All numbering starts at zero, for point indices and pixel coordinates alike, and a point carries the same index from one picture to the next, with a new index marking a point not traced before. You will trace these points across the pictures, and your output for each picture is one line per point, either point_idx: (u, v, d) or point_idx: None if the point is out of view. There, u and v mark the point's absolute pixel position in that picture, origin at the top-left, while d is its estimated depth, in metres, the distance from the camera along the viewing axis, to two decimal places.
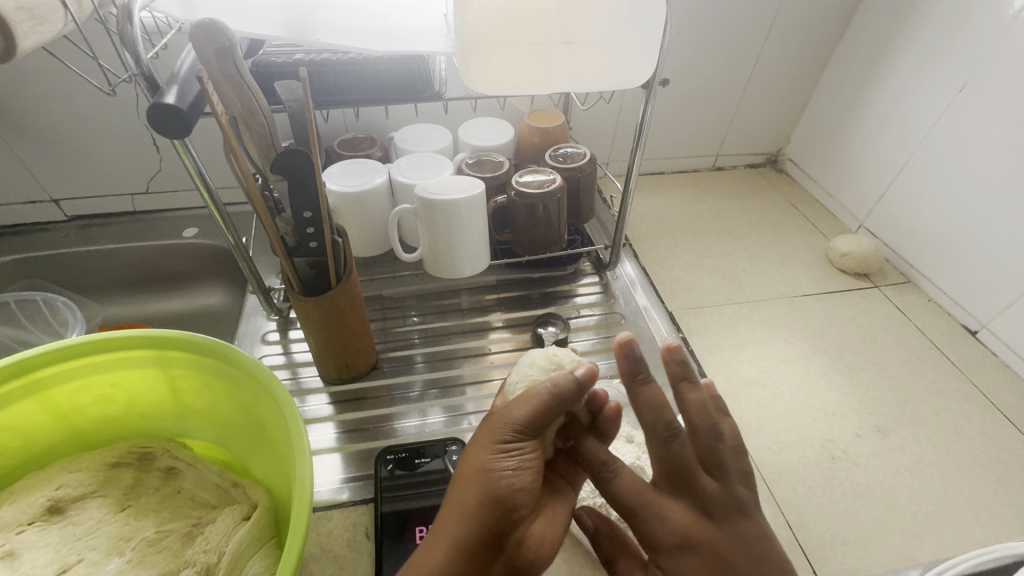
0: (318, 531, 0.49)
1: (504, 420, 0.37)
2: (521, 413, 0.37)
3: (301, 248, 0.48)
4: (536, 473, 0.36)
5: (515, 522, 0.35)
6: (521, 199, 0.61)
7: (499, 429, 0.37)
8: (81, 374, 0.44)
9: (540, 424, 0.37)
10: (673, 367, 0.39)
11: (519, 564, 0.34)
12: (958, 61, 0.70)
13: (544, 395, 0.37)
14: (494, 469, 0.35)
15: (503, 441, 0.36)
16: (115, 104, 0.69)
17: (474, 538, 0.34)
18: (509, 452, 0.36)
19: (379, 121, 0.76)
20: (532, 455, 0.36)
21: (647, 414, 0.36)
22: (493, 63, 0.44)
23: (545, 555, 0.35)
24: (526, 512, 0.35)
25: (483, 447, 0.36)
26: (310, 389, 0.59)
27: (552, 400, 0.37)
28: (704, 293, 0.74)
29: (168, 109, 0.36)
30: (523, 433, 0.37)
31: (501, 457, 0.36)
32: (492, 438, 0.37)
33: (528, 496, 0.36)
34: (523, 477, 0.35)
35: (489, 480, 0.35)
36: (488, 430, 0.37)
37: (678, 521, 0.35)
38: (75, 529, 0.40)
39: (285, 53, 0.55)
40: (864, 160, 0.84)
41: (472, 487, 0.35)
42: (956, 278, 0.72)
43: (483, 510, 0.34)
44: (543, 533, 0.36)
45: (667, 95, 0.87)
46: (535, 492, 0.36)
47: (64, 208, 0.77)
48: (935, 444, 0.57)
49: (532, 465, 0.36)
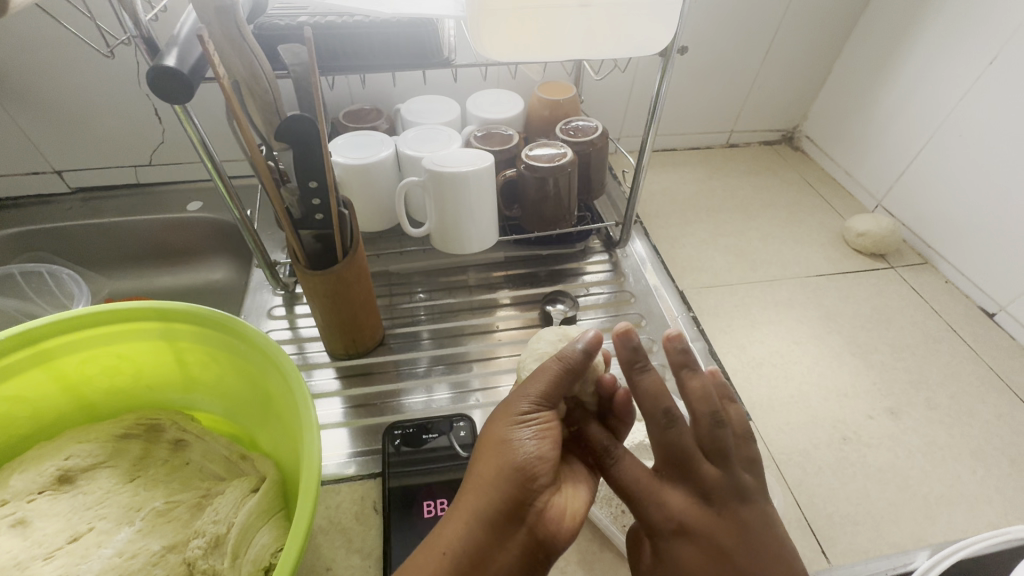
0: (326, 504, 0.49)
1: (521, 394, 0.38)
2: (534, 386, 0.38)
3: (306, 221, 0.47)
4: (554, 443, 0.36)
5: (535, 494, 0.35)
6: (531, 172, 0.60)
7: (516, 405, 0.38)
8: (88, 345, 0.44)
9: (555, 395, 0.38)
10: (674, 355, 0.40)
11: (541, 534, 0.34)
12: (989, 33, 0.66)
13: (554, 366, 0.38)
14: (514, 441, 0.36)
15: (520, 415, 0.37)
16: (115, 69, 0.67)
17: (496, 509, 0.34)
18: (526, 424, 0.37)
19: (386, 90, 0.74)
20: (548, 427, 0.37)
21: (645, 401, 0.37)
22: (503, 25, 0.42)
23: (565, 527, 0.35)
24: (546, 482, 0.36)
25: (501, 421, 0.37)
26: (316, 363, 0.59)
27: (563, 370, 0.38)
28: (716, 272, 0.73)
29: (169, 72, 0.35)
30: (539, 406, 0.37)
31: (519, 429, 0.36)
32: (510, 414, 0.37)
33: (547, 466, 0.36)
34: (542, 448, 0.36)
35: (508, 451, 0.35)
36: (507, 407, 0.38)
37: (681, 509, 0.35)
38: (85, 498, 0.40)
39: (291, 15, 0.52)
40: (884, 136, 0.82)
41: (491, 460, 0.36)
42: (978, 260, 0.70)
43: (503, 481, 0.34)
44: (564, 505, 0.36)
45: (683, 66, 0.84)
46: (553, 464, 0.36)
47: (67, 180, 0.76)
48: (948, 426, 0.57)
49: (550, 436, 0.36)
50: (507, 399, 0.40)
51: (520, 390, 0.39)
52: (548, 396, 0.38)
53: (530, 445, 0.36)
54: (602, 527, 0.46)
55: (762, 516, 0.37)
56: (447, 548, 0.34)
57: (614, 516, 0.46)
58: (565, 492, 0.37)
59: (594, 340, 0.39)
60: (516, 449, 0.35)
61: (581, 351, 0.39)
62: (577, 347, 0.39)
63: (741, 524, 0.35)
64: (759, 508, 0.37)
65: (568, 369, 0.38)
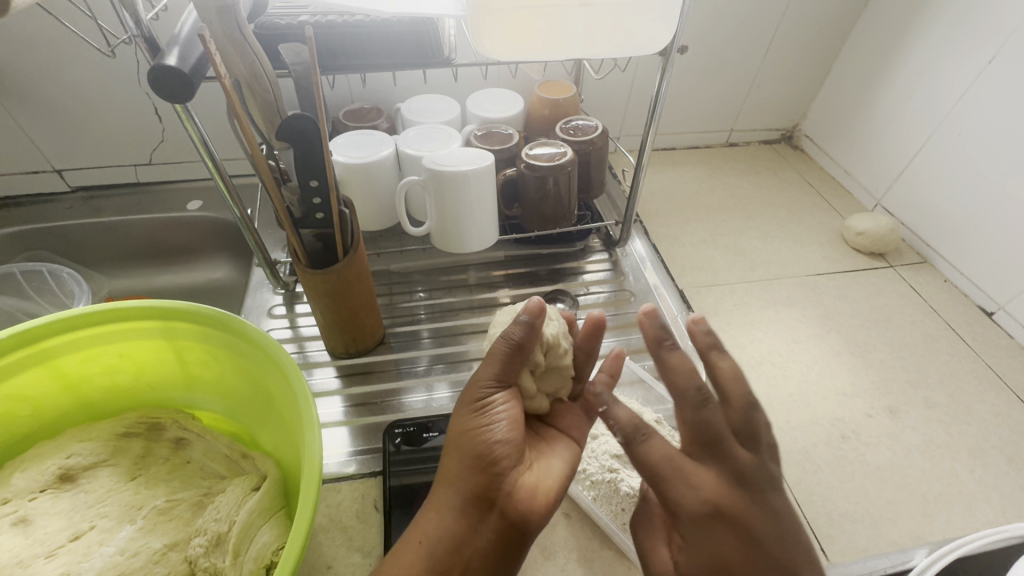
0: (327, 503, 0.49)
1: (476, 381, 0.39)
2: (486, 371, 0.38)
3: (307, 220, 0.47)
4: (515, 424, 0.37)
5: (501, 476, 0.35)
6: (531, 171, 0.60)
7: (471, 391, 0.38)
8: (89, 344, 0.44)
9: (508, 375, 0.39)
10: (702, 337, 0.39)
11: (512, 515, 0.35)
12: (988, 33, 0.66)
13: (502, 346, 0.39)
14: (473, 427, 0.37)
15: (477, 402, 0.38)
16: (115, 68, 0.67)
17: (462, 496, 0.35)
18: (485, 410, 0.37)
19: (387, 89, 0.74)
20: (506, 409, 0.37)
21: (677, 379, 0.37)
22: (503, 24, 0.42)
23: (538, 504, 0.35)
24: (512, 463, 0.36)
25: (460, 409, 0.38)
26: (316, 362, 0.59)
27: (510, 348, 0.38)
28: (716, 271, 0.73)
29: (170, 71, 0.35)
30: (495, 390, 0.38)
31: (479, 416, 0.37)
32: (467, 402, 0.38)
33: (511, 447, 0.36)
34: (502, 431, 0.36)
35: (468, 438, 0.36)
36: (465, 394, 0.39)
37: (712, 492, 0.34)
38: (86, 497, 0.40)
39: (291, 14, 0.52)
40: (883, 136, 0.82)
41: (454, 449, 0.37)
42: (977, 259, 0.70)
43: (465, 468, 0.35)
44: (534, 482, 0.36)
45: (683, 65, 0.85)
46: (519, 443, 0.37)
47: (67, 179, 0.76)
48: (947, 425, 0.57)
49: (508, 417, 0.37)
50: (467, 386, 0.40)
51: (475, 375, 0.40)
52: (504, 376, 0.39)
53: (489, 429, 0.36)
54: (602, 526, 0.46)
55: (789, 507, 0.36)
56: (424, 537, 0.35)
57: (614, 514, 0.46)
58: (535, 470, 0.38)
59: (538, 309, 0.39)
60: (474, 434, 0.36)
61: (524, 323, 0.39)
62: (520, 319, 0.39)
63: (771, 511, 0.35)
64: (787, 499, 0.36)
65: (515, 346, 0.38)
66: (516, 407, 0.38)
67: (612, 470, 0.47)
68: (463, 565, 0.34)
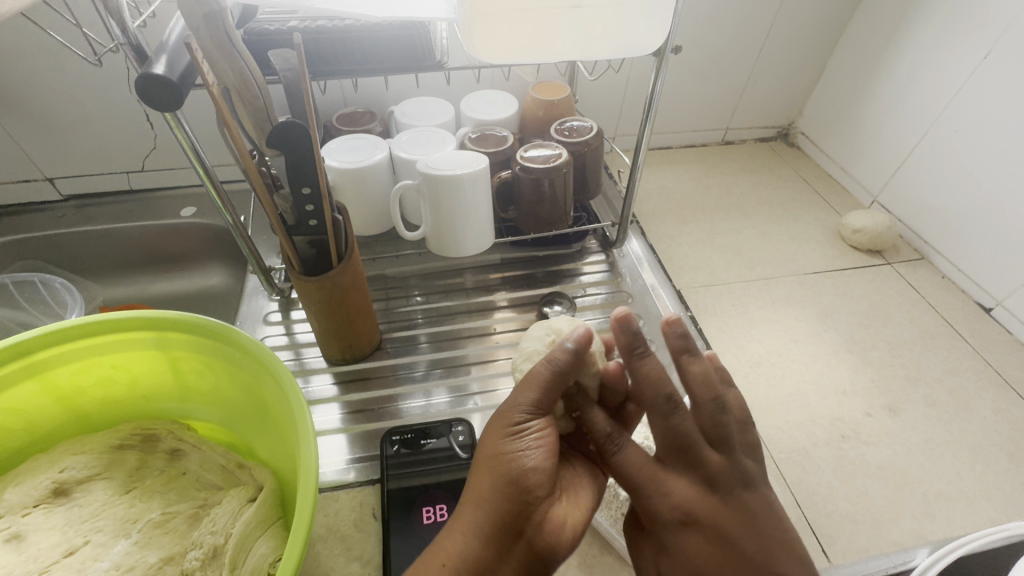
0: (324, 512, 0.49)
1: (513, 404, 0.38)
2: (525, 395, 0.38)
3: (300, 227, 0.47)
4: (549, 453, 0.36)
5: (532, 507, 0.35)
6: (526, 173, 0.59)
7: (507, 415, 0.37)
8: (81, 356, 0.44)
9: (548, 402, 0.38)
10: (673, 340, 0.38)
11: (540, 547, 0.34)
12: (982, 28, 0.66)
13: (546, 372, 0.38)
14: (511, 454, 0.36)
15: (513, 427, 0.37)
16: (104, 75, 0.66)
17: (492, 523, 0.34)
18: (520, 435, 0.36)
19: (379, 93, 0.74)
20: (545, 439, 0.37)
21: (646, 388, 0.37)
22: (496, 27, 0.41)
23: (566, 539, 0.35)
24: (542, 495, 0.35)
25: (494, 433, 0.37)
26: (313, 368, 0.59)
27: (552, 375, 0.38)
28: (713, 271, 0.73)
29: (157, 80, 0.35)
30: (533, 415, 0.37)
31: (514, 440, 0.36)
32: (502, 425, 0.37)
33: (546, 477, 0.36)
34: (537, 460, 0.36)
35: (504, 465, 0.35)
36: (503, 415, 0.38)
37: (685, 500, 0.35)
38: (80, 512, 0.40)
39: (280, 19, 0.51)
40: (879, 132, 0.81)
41: (487, 472, 0.36)
42: (975, 256, 0.70)
43: (500, 495, 0.35)
44: (564, 517, 0.36)
45: (677, 64, 0.84)
46: (551, 473, 0.36)
47: (59, 187, 0.75)
48: (946, 422, 0.57)
49: (544, 446, 0.36)
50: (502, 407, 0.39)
51: (514, 397, 0.38)
52: (542, 400, 0.38)
53: (528, 458, 0.36)
54: (602, 531, 0.46)
55: (765, 504, 0.37)
56: (448, 559, 0.34)
57: (614, 519, 0.46)
58: (565, 503, 0.37)
59: (586, 334, 0.38)
60: (512, 462, 0.35)
61: (571, 349, 0.37)
62: (566, 346, 0.38)
63: (741, 512, 0.36)
64: (762, 497, 0.37)
65: (560, 372, 0.38)
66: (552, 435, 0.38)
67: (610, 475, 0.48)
68: None
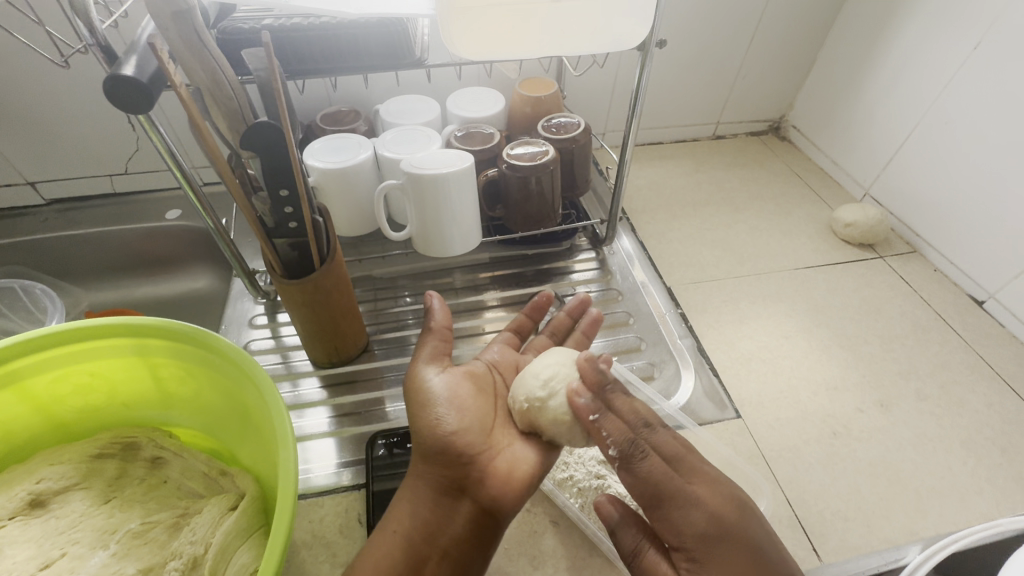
0: (309, 518, 0.48)
1: (418, 372, 0.43)
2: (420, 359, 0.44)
3: (280, 229, 0.46)
4: (461, 411, 0.41)
5: (462, 466, 0.39)
6: (512, 171, 0.59)
7: (414, 383, 0.43)
8: (58, 364, 0.43)
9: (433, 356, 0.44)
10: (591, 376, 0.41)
11: (482, 501, 0.38)
12: (972, 18, 0.65)
13: (428, 333, 0.45)
14: (419, 422, 0.40)
15: (424, 393, 0.41)
16: (82, 78, 0.65)
17: (431, 489, 0.39)
18: (432, 400, 0.41)
19: (362, 92, 0.73)
20: (449, 396, 0.41)
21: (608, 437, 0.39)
22: (474, 22, 0.41)
23: (508, 489, 0.39)
24: (471, 451, 0.39)
25: (411, 406, 0.42)
26: (300, 372, 0.58)
27: (429, 335, 0.45)
28: (704, 267, 0.72)
29: (126, 81, 0.34)
30: (434, 376, 0.43)
31: (427, 404, 0.40)
32: (412, 392, 0.42)
33: (461, 427, 0.40)
34: (454, 419, 0.40)
35: (421, 433, 0.40)
36: (409, 386, 0.42)
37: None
38: (57, 523, 0.39)
39: (255, 17, 0.50)
40: (870, 125, 0.81)
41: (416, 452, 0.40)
42: (966, 249, 0.70)
43: (425, 463, 0.39)
44: (502, 469, 0.40)
45: (664, 58, 0.83)
46: (472, 430, 0.40)
47: (41, 191, 0.74)
48: (938, 417, 0.56)
49: (456, 406, 0.41)
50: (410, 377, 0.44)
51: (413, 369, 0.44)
52: (435, 357, 0.44)
53: (438, 414, 0.40)
54: (590, 535, 0.45)
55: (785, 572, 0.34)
56: (398, 527, 0.38)
57: (603, 522, 0.45)
58: (504, 455, 0.41)
59: (435, 301, 0.47)
60: (423, 429, 0.40)
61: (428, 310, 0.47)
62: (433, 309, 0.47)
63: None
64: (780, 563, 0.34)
65: (435, 331, 0.45)
66: (452, 382, 0.43)
67: (599, 476, 0.47)
68: (438, 549, 0.38)
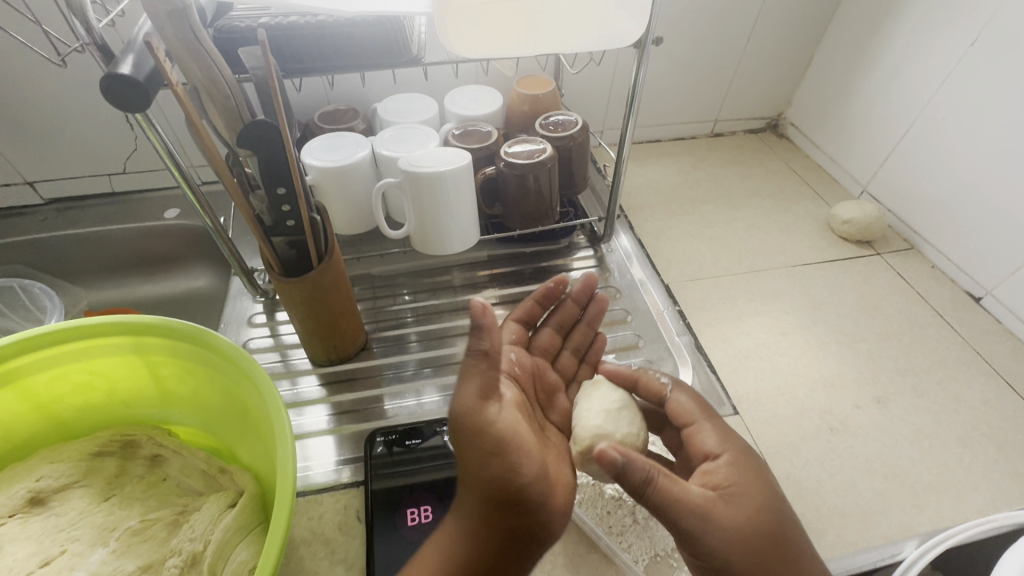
0: (309, 516, 0.48)
1: (473, 405, 0.39)
2: (475, 389, 0.40)
3: (278, 228, 0.46)
4: (528, 451, 0.38)
5: (532, 510, 0.37)
6: (510, 169, 0.59)
7: (472, 418, 0.38)
8: (57, 363, 0.43)
9: (488, 386, 0.40)
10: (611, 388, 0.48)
11: (545, 537, 0.38)
12: (968, 14, 0.65)
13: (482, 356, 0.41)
14: (485, 466, 0.37)
15: (489, 432, 0.38)
16: (79, 77, 0.65)
17: (495, 531, 0.37)
18: (500, 443, 0.37)
19: (359, 91, 0.73)
20: (514, 435, 0.38)
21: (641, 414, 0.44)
22: (470, 20, 0.41)
23: (564, 519, 0.40)
24: (541, 494, 0.38)
25: (473, 444, 0.38)
26: (299, 370, 0.58)
27: (483, 361, 0.41)
28: (702, 264, 0.72)
29: (124, 80, 0.34)
30: (494, 410, 0.39)
31: (495, 449, 0.37)
32: (471, 429, 0.38)
33: (529, 470, 0.38)
34: (525, 464, 0.37)
35: (489, 476, 0.37)
36: (472, 426, 0.38)
37: (747, 530, 0.34)
38: (57, 521, 0.39)
39: (252, 16, 0.50)
40: (868, 122, 0.81)
41: (473, 492, 0.38)
42: (963, 245, 0.70)
43: (489, 506, 0.37)
44: (563, 503, 0.39)
45: (661, 55, 0.83)
46: (538, 468, 0.39)
47: (40, 191, 0.74)
48: (935, 413, 0.56)
49: (523, 447, 0.38)
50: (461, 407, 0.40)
51: (467, 402, 0.39)
52: (487, 387, 0.40)
53: (509, 459, 0.37)
54: (586, 530, 0.45)
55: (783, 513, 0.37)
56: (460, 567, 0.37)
57: (600, 518, 0.46)
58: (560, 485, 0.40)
59: (488, 312, 0.40)
60: (490, 475, 0.37)
61: (479, 328, 0.40)
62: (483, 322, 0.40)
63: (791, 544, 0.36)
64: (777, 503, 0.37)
65: (488, 354, 0.41)
66: (509, 415, 0.40)
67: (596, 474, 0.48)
68: None
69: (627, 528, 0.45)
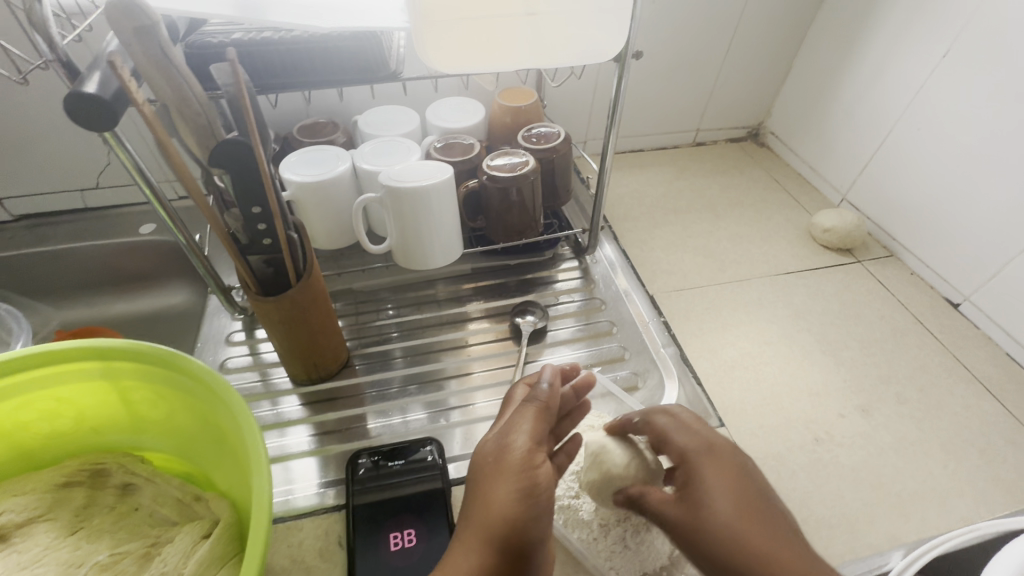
0: (288, 542, 0.47)
1: (519, 448, 0.36)
2: (524, 435, 0.37)
3: (254, 246, 0.45)
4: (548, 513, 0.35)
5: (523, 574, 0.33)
6: (493, 182, 0.58)
7: (512, 459, 0.35)
8: (22, 391, 0.41)
9: (536, 438, 0.37)
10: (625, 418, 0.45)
11: None
12: (939, 27, 0.67)
13: (534, 408, 0.39)
14: (511, 507, 0.33)
15: (523, 479, 0.35)
16: (50, 92, 0.64)
17: None
18: (531, 496, 0.34)
19: (337, 105, 0.72)
20: (547, 493, 0.35)
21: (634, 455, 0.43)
22: (449, 37, 0.40)
23: None
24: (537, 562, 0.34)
25: (503, 484, 0.34)
26: (280, 390, 0.57)
27: (540, 411, 0.39)
28: (686, 275, 0.72)
29: (89, 98, 0.33)
30: (537, 460, 0.36)
31: (523, 500, 0.34)
32: (508, 470, 0.35)
33: (544, 526, 0.35)
34: (540, 524, 0.34)
35: (504, 525, 0.33)
36: (508, 463, 0.35)
37: (737, 512, 0.34)
38: (18, 558, 0.37)
39: (225, 31, 0.49)
40: (845, 132, 0.82)
41: (484, 526, 0.33)
42: (940, 253, 0.71)
43: (500, 545, 0.33)
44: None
45: (641, 67, 0.84)
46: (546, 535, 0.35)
47: (9, 208, 0.72)
48: (919, 420, 0.57)
49: (547, 509, 0.35)
50: (495, 446, 0.37)
51: (516, 442, 0.36)
52: (535, 434, 0.38)
53: (532, 513, 0.34)
54: (573, 551, 0.44)
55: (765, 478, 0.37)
56: None
57: (587, 540, 0.45)
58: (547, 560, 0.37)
59: (556, 376, 0.42)
60: (512, 520, 0.33)
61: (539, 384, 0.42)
62: (544, 383, 0.41)
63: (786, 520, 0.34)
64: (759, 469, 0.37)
65: (545, 406, 0.39)
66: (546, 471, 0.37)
67: (575, 496, 0.47)
68: None
69: (615, 553, 0.44)
